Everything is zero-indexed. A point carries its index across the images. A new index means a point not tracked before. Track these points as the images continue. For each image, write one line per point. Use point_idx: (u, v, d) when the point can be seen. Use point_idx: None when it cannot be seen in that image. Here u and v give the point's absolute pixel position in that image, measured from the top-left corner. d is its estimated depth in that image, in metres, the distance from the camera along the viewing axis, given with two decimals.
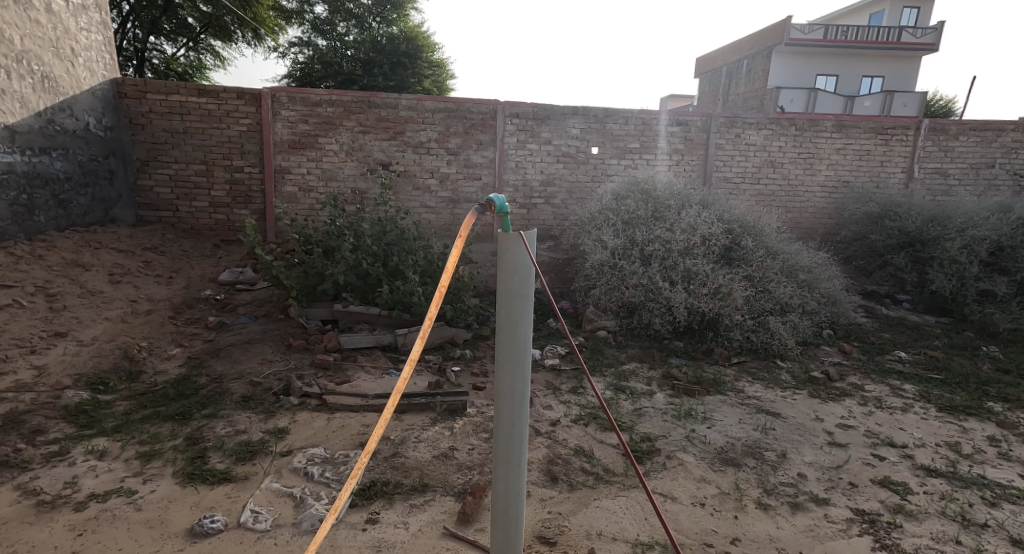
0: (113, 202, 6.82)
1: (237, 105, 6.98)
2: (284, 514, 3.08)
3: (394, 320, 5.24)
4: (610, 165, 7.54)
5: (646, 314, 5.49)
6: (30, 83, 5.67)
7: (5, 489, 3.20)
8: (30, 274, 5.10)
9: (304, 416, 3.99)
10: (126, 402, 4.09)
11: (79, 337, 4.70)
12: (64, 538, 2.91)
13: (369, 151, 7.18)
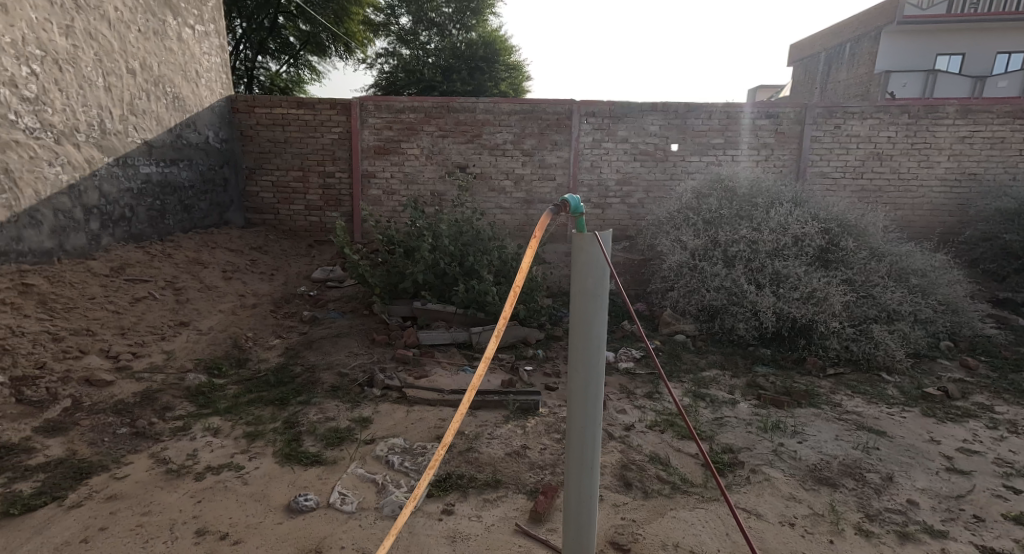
0: (226, 206, 7.25)
1: (331, 115, 7.26)
2: (367, 498, 3.17)
3: (469, 318, 5.29)
4: (690, 163, 7.31)
5: (730, 318, 5.27)
6: (164, 103, 6.16)
7: (142, 457, 3.45)
8: (161, 271, 5.46)
9: (386, 407, 4.09)
10: (236, 385, 4.35)
11: (199, 327, 5.02)
12: (185, 503, 3.10)
13: (447, 155, 7.30)
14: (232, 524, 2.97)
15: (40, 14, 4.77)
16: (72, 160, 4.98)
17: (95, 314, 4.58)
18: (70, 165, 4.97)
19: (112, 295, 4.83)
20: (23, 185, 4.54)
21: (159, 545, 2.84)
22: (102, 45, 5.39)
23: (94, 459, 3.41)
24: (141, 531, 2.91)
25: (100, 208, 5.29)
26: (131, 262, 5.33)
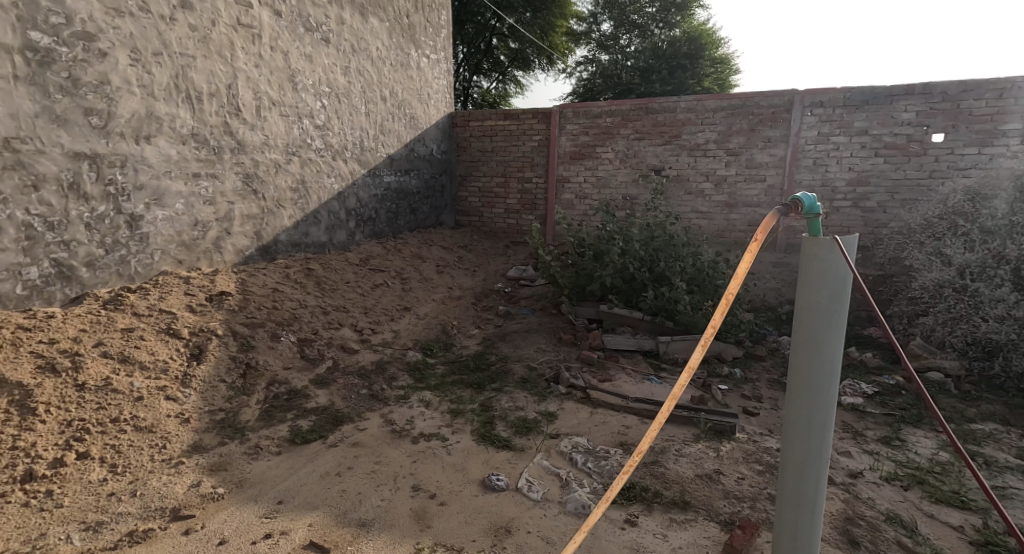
0: (441, 209, 7.94)
1: (531, 124, 7.53)
2: (552, 491, 3.06)
3: (657, 326, 4.99)
4: (965, 156, 5.62)
5: (1018, 358, 4.29)
6: (404, 123, 6.99)
7: (375, 415, 3.77)
8: (393, 262, 6.12)
9: (570, 405, 3.97)
10: (443, 366, 4.59)
11: (418, 312, 5.43)
12: (404, 461, 3.29)
13: (642, 157, 7.00)
14: (439, 486, 3.08)
15: (331, 60, 5.80)
16: (342, 173, 6.00)
17: (350, 294, 5.23)
18: (340, 177, 5.98)
19: (359, 280, 5.50)
20: (310, 192, 5.59)
21: (384, 490, 3.04)
22: (367, 78, 6.35)
23: (346, 410, 3.79)
24: (373, 476, 3.14)
25: (357, 211, 6.26)
26: (374, 255, 6.09)
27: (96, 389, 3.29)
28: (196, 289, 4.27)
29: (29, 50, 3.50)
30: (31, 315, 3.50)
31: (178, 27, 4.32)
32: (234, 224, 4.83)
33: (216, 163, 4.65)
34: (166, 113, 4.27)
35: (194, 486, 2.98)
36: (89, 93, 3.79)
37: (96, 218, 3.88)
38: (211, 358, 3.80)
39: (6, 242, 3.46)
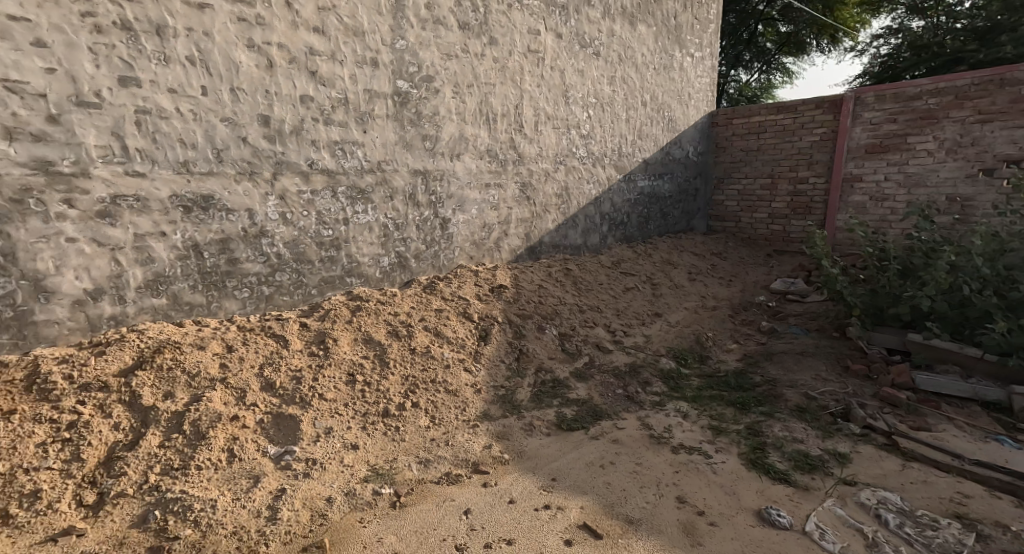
0: (694, 213, 7.91)
1: (814, 114, 7.01)
2: (853, 546, 2.90)
3: (1000, 369, 4.12)
4: None
5: None
6: (662, 126, 7.11)
7: (632, 417, 4.02)
8: (643, 266, 6.40)
9: (868, 450, 3.61)
10: (699, 378, 4.58)
11: (670, 319, 5.54)
12: (666, 470, 3.44)
13: (989, 145, 5.83)
14: (707, 505, 3.17)
15: (600, 72, 6.19)
16: (599, 179, 6.36)
17: (604, 295, 5.57)
18: (598, 183, 6.36)
19: (611, 283, 5.83)
20: (571, 197, 6.07)
21: (649, 494, 3.25)
22: (630, 86, 6.59)
23: (604, 406, 4.11)
24: (637, 476, 3.39)
25: (611, 215, 6.60)
26: (624, 258, 6.42)
27: (421, 354, 4.15)
28: (482, 281, 5.04)
29: (395, 94, 4.52)
30: (384, 293, 4.55)
31: (485, 60, 5.10)
32: (510, 228, 5.52)
33: (501, 174, 5.36)
34: (471, 134, 5.07)
35: (487, 447, 3.64)
36: (427, 124, 4.74)
37: (423, 220, 4.83)
38: (494, 340, 4.48)
39: (373, 239, 4.54)
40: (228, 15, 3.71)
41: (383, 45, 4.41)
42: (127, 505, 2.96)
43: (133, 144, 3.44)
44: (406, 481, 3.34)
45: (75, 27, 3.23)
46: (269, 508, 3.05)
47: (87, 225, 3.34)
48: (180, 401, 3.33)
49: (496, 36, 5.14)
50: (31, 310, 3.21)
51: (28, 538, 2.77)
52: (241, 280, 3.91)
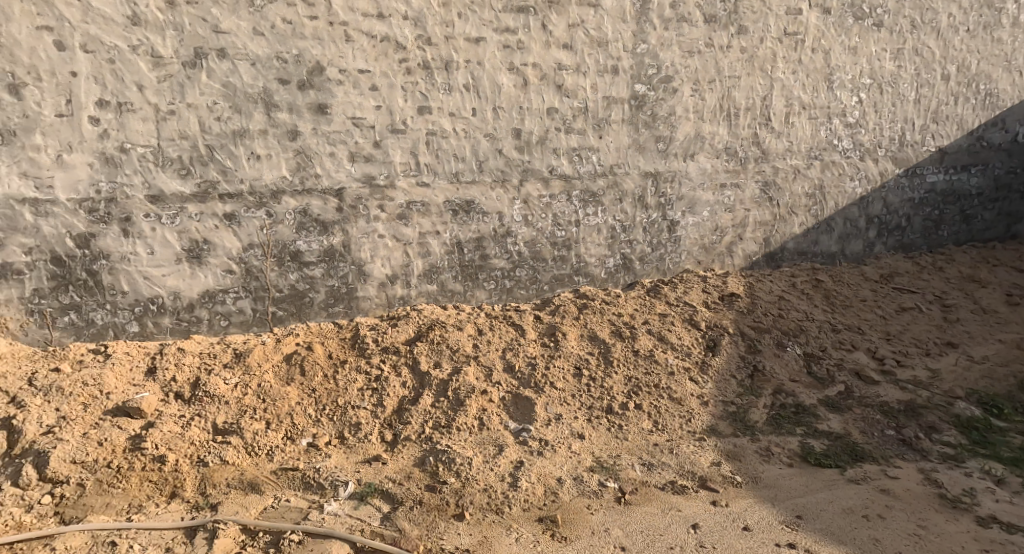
0: (1018, 215, 6.92)
1: None
2: None
3: None
4: None
5: None
6: (972, 104, 6.35)
7: (912, 467, 4.18)
8: (929, 284, 6.05)
9: None
10: (1020, 436, 4.46)
11: (970, 353, 5.30)
12: (970, 543, 3.47)
13: None
14: None
15: (879, 47, 5.77)
16: (869, 174, 5.96)
17: (864, 314, 5.55)
18: (866, 179, 5.96)
19: (882, 301, 5.73)
20: (828, 198, 5.80)
21: None
22: (924, 58, 6.00)
23: (867, 448, 4.34)
24: (917, 539, 3.48)
25: (880, 218, 6.17)
26: (900, 271, 6.11)
27: (644, 357, 4.73)
28: (711, 287, 5.37)
29: (633, 98, 4.94)
30: (609, 293, 5.17)
31: (732, 52, 5.18)
32: (746, 231, 5.59)
33: (740, 173, 5.41)
34: (709, 132, 5.23)
35: (715, 464, 4.10)
36: (661, 124, 5.07)
37: (650, 222, 5.22)
38: (724, 352, 4.87)
39: (601, 239, 5.10)
40: (497, 45, 4.51)
41: (625, 51, 4.84)
42: (411, 448, 4.03)
43: (424, 160, 4.49)
44: (630, 479, 3.96)
45: (395, 72, 4.33)
46: (511, 475, 3.87)
47: (392, 224, 4.50)
48: (446, 371, 4.38)
49: (747, 26, 5.18)
50: (357, 287, 4.55)
51: (356, 456, 3.96)
52: (490, 273, 4.86)
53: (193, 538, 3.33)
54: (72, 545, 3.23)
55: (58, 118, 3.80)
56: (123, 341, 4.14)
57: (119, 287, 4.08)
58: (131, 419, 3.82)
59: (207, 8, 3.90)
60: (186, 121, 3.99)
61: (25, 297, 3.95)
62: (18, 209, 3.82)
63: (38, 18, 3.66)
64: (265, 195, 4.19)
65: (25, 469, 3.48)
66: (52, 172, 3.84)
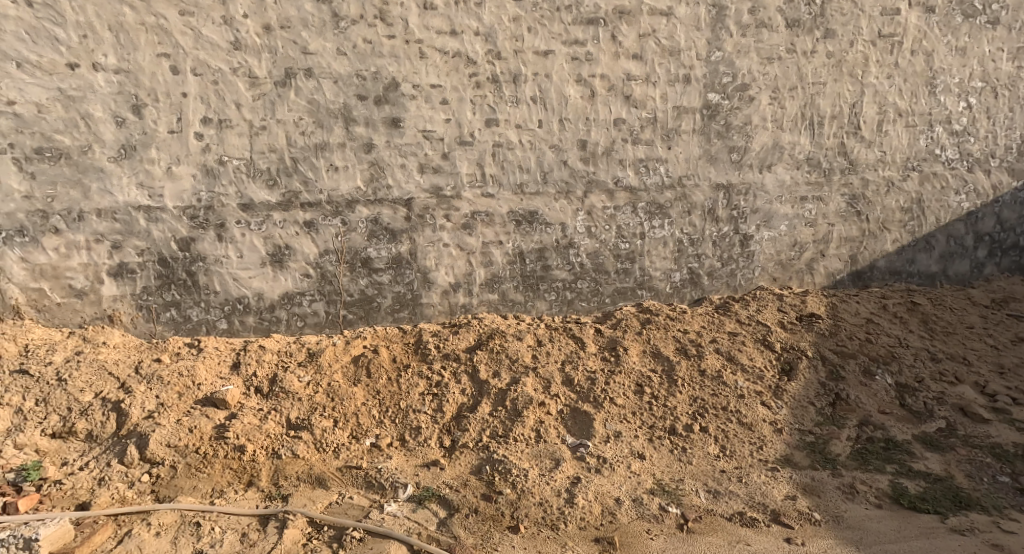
0: None
1: None
2: None
3: None
4: None
5: None
6: None
7: None
8: None
9: None
10: None
11: None
12: None
13: None
14: None
15: (995, 45, 5.29)
16: (979, 188, 5.48)
17: (971, 343, 5.09)
18: (975, 193, 5.48)
19: (993, 329, 5.22)
20: (927, 213, 5.43)
21: None
22: None
23: (975, 494, 3.88)
24: None
25: (991, 235, 5.63)
26: (1015, 296, 5.52)
27: (712, 378, 4.59)
28: (788, 307, 5.12)
29: (705, 107, 4.86)
30: (674, 308, 5.06)
31: (817, 57, 5.00)
32: (830, 248, 5.32)
33: (824, 186, 5.19)
34: (788, 142, 5.07)
35: (790, 498, 3.84)
36: (735, 135, 4.95)
37: (721, 236, 5.09)
38: (801, 378, 4.65)
39: (666, 254, 5.03)
40: (565, 57, 4.59)
41: (698, 60, 4.79)
42: (467, 455, 4.09)
43: (490, 171, 4.63)
44: (694, 506, 3.79)
45: (466, 86, 4.51)
46: (567, 491, 3.82)
47: (457, 233, 4.66)
48: (504, 380, 4.43)
49: (834, 29, 4.98)
50: (421, 294, 4.74)
51: (416, 458, 4.08)
52: (551, 285, 4.90)
53: (266, 526, 3.60)
54: (165, 522, 3.59)
55: (170, 133, 4.29)
56: (213, 337, 4.55)
57: (212, 287, 4.50)
58: (217, 409, 4.15)
59: (297, 31, 4.28)
60: (275, 135, 4.37)
61: (136, 293, 4.45)
62: (135, 214, 4.34)
63: (158, 46, 4.19)
64: (341, 205, 4.50)
65: (128, 448, 3.87)
66: (162, 183, 4.33)
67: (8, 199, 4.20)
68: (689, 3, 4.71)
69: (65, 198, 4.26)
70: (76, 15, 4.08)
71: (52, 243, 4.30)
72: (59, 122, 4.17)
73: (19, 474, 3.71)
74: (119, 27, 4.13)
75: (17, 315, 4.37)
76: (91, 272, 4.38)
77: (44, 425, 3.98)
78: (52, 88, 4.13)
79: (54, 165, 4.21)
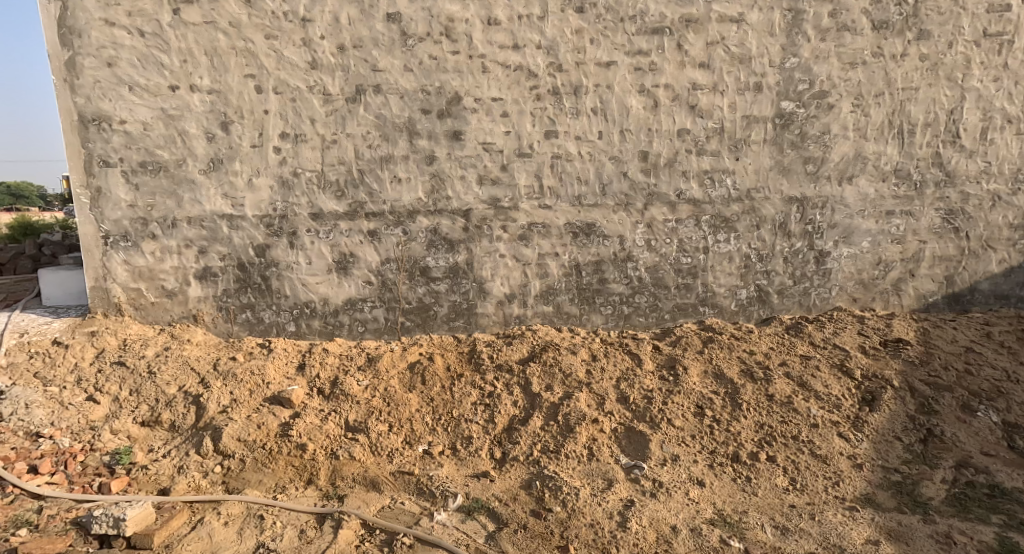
0: None
1: None
2: None
3: None
4: None
5: None
6: None
7: None
8: None
9: None
10: None
11: None
12: None
13: None
14: None
15: None
16: None
17: None
18: None
19: None
20: None
21: None
22: None
23: None
24: None
25: None
26: None
27: (781, 404, 4.28)
28: (871, 331, 4.78)
29: (778, 116, 4.65)
30: (739, 327, 4.84)
31: (909, 60, 4.66)
32: (921, 267, 4.96)
33: (915, 200, 4.85)
34: (873, 152, 4.76)
35: (872, 543, 3.46)
36: (812, 145, 4.71)
37: (793, 252, 4.84)
38: (885, 409, 4.25)
39: (732, 269, 4.83)
40: (628, 67, 4.54)
41: (771, 67, 4.59)
42: (517, 469, 4.04)
43: (548, 183, 4.64)
44: (760, 542, 3.49)
45: (527, 98, 4.55)
46: (620, 514, 3.67)
47: (514, 244, 4.70)
48: (556, 394, 4.35)
49: (930, 30, 4.63)
50: (477, 304, 4.79)
51: (467, 468, 4.07)
52: (607, 298, 4.82)
53: (323, 524, 3.69)
54: (233, 513, 3.76)
55: (252, 148, 4.61)
56: (283, 339, 4.82)
57: (284, 291, 4.77)
58: (283, 407, 4.35)
59: (368, 50, 4.50)
60: (345, 149, 4.60)
61: (217, 295, 4.78)
62: (219, 222, 4.67)
63: (245, 68, 4.52)
64: (403, 215, 4.66)
65: (204, 439, 4.13)
66: (244, 193, 4.65)
67: (116, 208, 4.64)
68: (763, 8, 4.53)
69: (162, 207, 4.66)
70: (179, 42, 4.48)
71: (149, 247, 4.71)
72: (160, 138, 4.59)
73: (112, 457, 4.06)
74: (213, 51, 4.50)
75: (118, 312, 4.80)
76: (180, 274, 4.74)
77: (136, 413, 4.32)
78: (156, 108, 4.55)
79: (155, 177, 4.63)
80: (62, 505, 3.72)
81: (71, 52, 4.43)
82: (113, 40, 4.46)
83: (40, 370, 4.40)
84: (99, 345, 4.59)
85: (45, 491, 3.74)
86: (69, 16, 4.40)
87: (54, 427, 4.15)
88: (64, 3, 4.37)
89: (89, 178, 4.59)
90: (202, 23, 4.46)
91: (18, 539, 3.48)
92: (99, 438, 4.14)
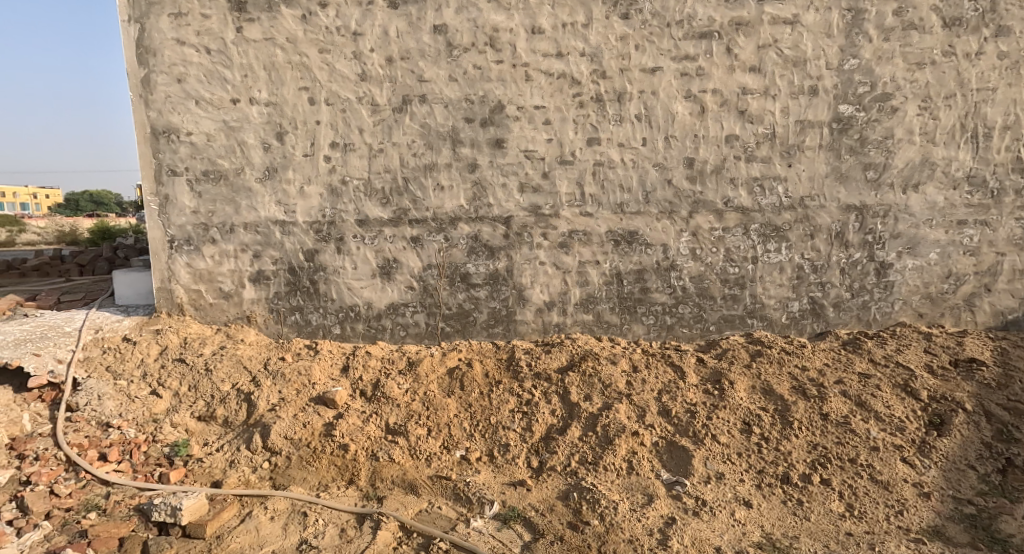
0: None
1: None
2: None
3: None
4: None
5: None
6: None
7: None
8: None
9: None
10: None
11: None
12: None
13: None
14: None
15: None
16: None
17: None
18: None
19: None
20: None
21: None
22: None
23: None
24: None
25: None
26: None
27: (837, 424, 4.03)
28: (938, 349, 4.45)
29: (836, 120, 4.43)
30: (791, 341, 4.62)
31: (985, 59, 4.35)
32: (998, 281, 4.61)
33: (991, 209, 4.51)
34: (942, 157, 4.46)
35: None
36: (872, 150, 4.46)
37: (851, 263, 4.59)
38: (955, 435, 3.93)
39: (783, 280, 4.62)
40: (674, 73, 4.44)
41: (828, 69, 4.38)
42: (554, 479, 3.97)
43: (590, 190, 4.59)
44: None
45: (570, 106, 4.53)
46: (660, 532, 3.55)
47: (554, 252, 4.67)
48: (596, 405, 4.27)
49: (1010, 26, 4.32)
50: (516, 311, 4.79)
51: (504, 476, 4.03)
52: (649, 308, 4.71)
53: (362, 524, 3.74)
54: (279, 508, 3.87)
55: (304, 157, 4.79)
56: (329, 341, 4.96)
57: (331, 295, 4.92)
58: (327, 408, 4.45)
59: (416, 61, 4.61)
60: (391, 157, 4.71)
61: (270, 297, 4.98)
62: (272, 228, 4.87)
63: (300, 81, 4.71)
64: (445, 222, 4.73)
65: (254, 435, 4.27)
66: (296, 200, 4.84)
67: (181, 214, 4.91)
68: (820, 8, 4.33)
69: (222, 214, 4.90)
70: (240, 58, 4.71)
71: (210, 251, 4.95)
72: (221, 148, 4.83)
73: (171, 449, 4.25)
74: (271, 66, 4.70)
75: (180, 312, 5.07)
76: (236, 277, 4.97)
77: (193, 408, 4.52)
78: (218, 120, 4.79)
79: (215, 185, 4.87)
80: (127, 492, 3.93)
81: (146, 70, 4.74)
82: (182, 58, 4.74)
83: (112, 364, 4.69)
84: (163, 343, 4.83)
85: (112, 478, 3.96)
86: (146, 37, 4.71)
87: (121, 418, 4.39)
88: (142, 25, 4.69)
89: (158, 186, 4.87)
90: (262, 39, 4.68)
91: (88, 522, 3.71)
92: (162, 430, 4.35)
